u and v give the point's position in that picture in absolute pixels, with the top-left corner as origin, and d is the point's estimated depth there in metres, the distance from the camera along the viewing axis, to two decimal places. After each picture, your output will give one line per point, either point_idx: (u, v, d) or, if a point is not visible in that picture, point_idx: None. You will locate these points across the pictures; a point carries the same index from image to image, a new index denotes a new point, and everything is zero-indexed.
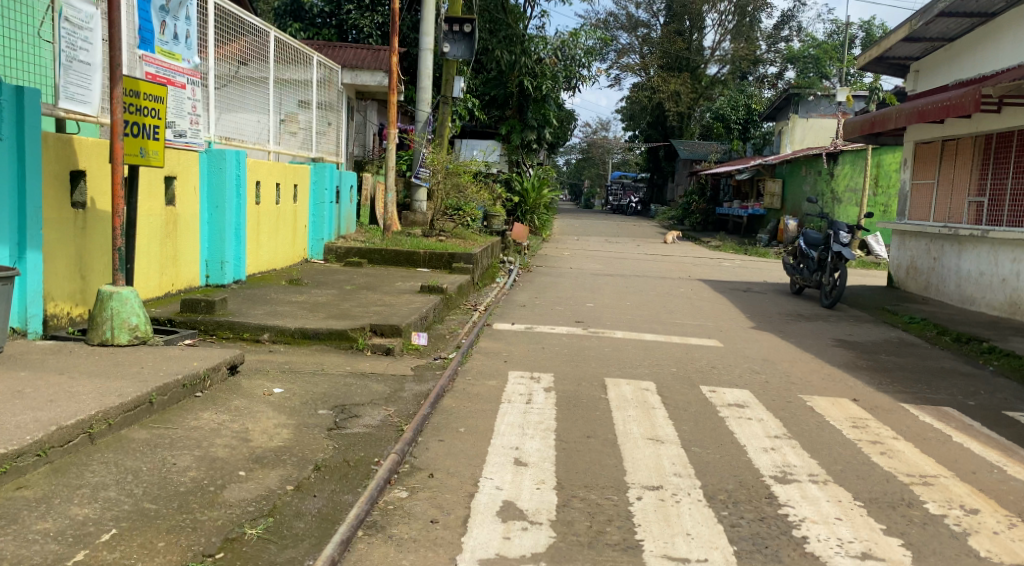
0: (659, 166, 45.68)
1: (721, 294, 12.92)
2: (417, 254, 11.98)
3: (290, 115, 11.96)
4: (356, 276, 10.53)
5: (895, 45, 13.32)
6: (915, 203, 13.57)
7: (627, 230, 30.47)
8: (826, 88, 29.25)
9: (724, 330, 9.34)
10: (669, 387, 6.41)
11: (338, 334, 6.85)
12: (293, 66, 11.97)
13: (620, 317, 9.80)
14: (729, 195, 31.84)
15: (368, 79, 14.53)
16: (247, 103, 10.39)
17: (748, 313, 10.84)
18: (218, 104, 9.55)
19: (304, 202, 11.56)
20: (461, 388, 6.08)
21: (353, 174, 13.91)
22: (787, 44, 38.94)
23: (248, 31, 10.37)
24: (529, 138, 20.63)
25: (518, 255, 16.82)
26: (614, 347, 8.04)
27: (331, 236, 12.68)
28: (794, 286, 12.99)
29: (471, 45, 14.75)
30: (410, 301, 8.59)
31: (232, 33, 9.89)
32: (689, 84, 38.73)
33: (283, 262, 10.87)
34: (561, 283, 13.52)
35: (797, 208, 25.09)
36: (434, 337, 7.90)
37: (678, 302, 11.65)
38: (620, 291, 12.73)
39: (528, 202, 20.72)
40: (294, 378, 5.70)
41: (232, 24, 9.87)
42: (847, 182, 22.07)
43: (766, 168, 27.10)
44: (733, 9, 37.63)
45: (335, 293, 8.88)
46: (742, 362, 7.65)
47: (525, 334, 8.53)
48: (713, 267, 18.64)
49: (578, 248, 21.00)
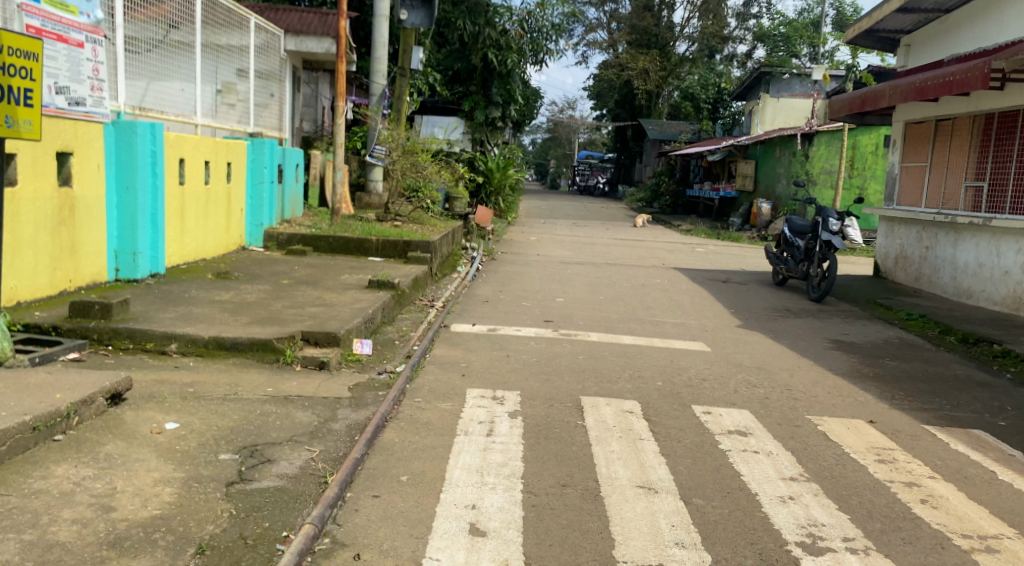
0: (627, 146, 44.77)
1: (699, 285, 12.02)
2: (369, 242, 10.83)
3: (227, 86, 10.76)
4: (297, 268, 9.35)
5: (887, 17, 12.40)
6: (904, 187, 12.69)
7: (595, 212, 29.55)
8: (799, 68, 28.65)
9: (708, 329, 8.37)
10: (658, 408, 5.37)
11: (260, 345, 5.75)
12: (230, 31, 10.76)
13: (593, 316, 8.82)
14: (699, 177, 31.09)
15: (314, 45, 13.23)
16: (177, 70, 9.24)
17: (733, 309, 9.86)
18: (139, 71, 8.38)
19: (240, 183, 10.37)
20: (408, 416, 4.99)
21: (299, 150, 12.65)
22: (756, 22, 38.05)
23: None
24: (493, 115, 19.38)
25: (482, 241, 15.76)
26: (589, 354, 6.98)
27: (274, 221, 11.50)
28: (777, 277, 12.07)
29: (430, 14, 13.50)
30: (356, 300, 7.47)
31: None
32: (657, 62, 37.75)
33: (215, 251, 9.70)
34: (528, 274, 12.47)
35: (770, 189, 24.25)
36: (381, 344, 6.79)
37: (655, 295, 10.64)
38: (590, 283, 11.69)
39: (492, 182, 19.50)
40: (197, 409, 4.58)
41: None
42: (822, 164, 21.25)
43: (737, 149, 26.25)
44: None
45: (269, 290, 7.71)
46: (737, 370, 6.64)
47: (488, 337, 7.44)
48: (686, 253, 17.72)
49: (545, 233, 19.97)
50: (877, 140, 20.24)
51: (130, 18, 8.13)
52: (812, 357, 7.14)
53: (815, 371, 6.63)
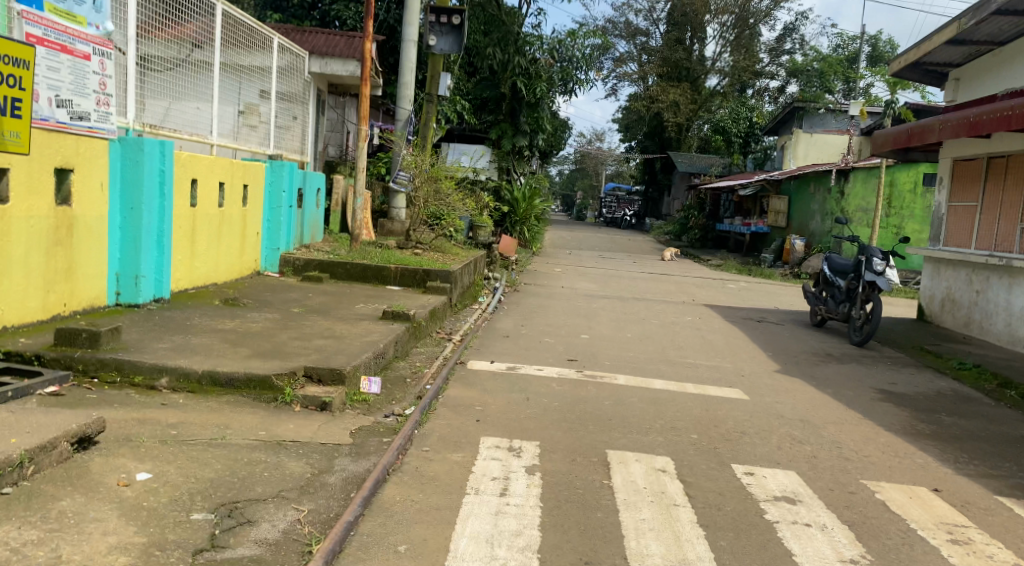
0: (656, 178, 44.31)
1: (732, 324, 11.42)
2: (388, 269, 10.37)
3: (249, 107, 10.40)
4: (310, 296, 8.88)
5: (936, 49, 11.81)
6: (952, 227, 12.04)
7: (622, 244, 29.00)
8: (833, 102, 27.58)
9: (745, 374, 7.77)
10: (693, 467, 4.80)
11: (259, 382, 5.24)
12: (252, 51, 10.35)
13: (620, 356, 8.24)
14: (730, 212, 30.46)
15: (339, 68, 12.86)
16: (201, 91, 8.93)
17: (770, 352, 9.27)
18: (160, 91, 8.08)
19: (257, 206, 9.93)
20: (413, 468, 4.46)
21: (321, 174, 12.24)
22: (790, 57, 37.54)
23: (204, 9, 8.88)
24: (520, 144, 18.98)
25: (505, 271, 15.35)
26: (616, 399, 6.43)
27: (291, 245, 11.04)
28: (816, 318, 11.43)
29: (461, 40, 13.14)
30: (366, 332, 6.96)
31: (182, 12, 8.40)
32: (688, 95, 37.27)
33: (227, 276, 9.25)
34: (553, 307, 11.93)
35: (804, 226, 23.56)
36: (391, 382, 6.26)
37: (686, 335, 10.07)
38: (617, 319, 11.15)
39: (518, 212, 19.10)
40: (177, 456, 4.07)
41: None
42: (858, 201, 20.61)
43: (770, 184, 25.66)
44: (734, 21, 36.29)
45: (277, 318, 7.24)
46: (779, 423, 6.07)
47: (507, 377, 6.90)
48: (717, 290, 17.10)
49: (571, 264, 19.42)
50: (915, 178, 19.45)
51: (151, 35, 7.81)
52: (861, 410, 6.52)
53: (865, 427, 6.01)
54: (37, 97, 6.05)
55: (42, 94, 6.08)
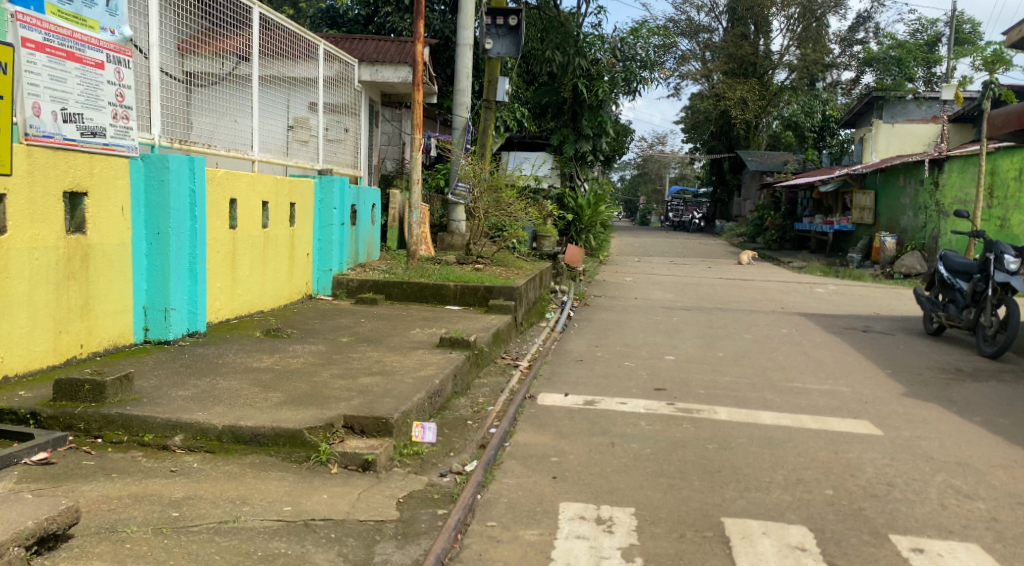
0: (724, 178, 42.65)
1: (834, 339, 10.16)
2: (446, 287, 9.41)
3: (299, 121, 9.54)
4: (363, 321, 8.00)
5: None
6: None
7: (693, 248, 27.60)
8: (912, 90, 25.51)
9: (868, 408, 6.62)
10: (841, 543, 3.78)
11: (287, 439, 4.26)
12: (299, 64, 9.43)
13: (715, 383, 7.12)
14: (808, 210, 28.87)
15: (390, 76, 11.86)
16: (247, 105, 8.07)
17: (887, 376, 8.03)
18: (201, 108, 7.27)
19: (305, 225, 9.04)
20: (476, 556, 3.49)
21: (375, 189, 11.38)
22: (864, 47, 35.76)
23: (244, 18, 8.01)
24: (584, 149, 18.09)
25: (573, 283, 14.22)
26: (721, 444, 5.34)
27: (345, 265, 10.08)
28: (934, 327, 10.69)
29: (516, 41, 12.13)
30: (423, 364, 6.02)
31: (216, 20, 7.50)
32: (757, 90, 35.63)
33: (276, 303, 8.33)
34: (629, 323, 10.86)
35: (893, 222, 21.94)
36: (450, 426, 5.26)
37: (786, 354, 8.86)
38: (703, 334, 9.98)
39: (582, 220, 17.84)
40: (174, 553, 3.18)
41: (212, 7, 7.41)
42: (955, 193, 19.00)
43: (853, 179, 24.07)
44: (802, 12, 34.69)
45: (322, 348, 6.35)
46: (928, 481, 4.93)
47: (586, 414, 5.85)
48: (804, 295, 15.72)
49: (642, 272, 18.28)
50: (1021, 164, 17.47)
51: (185, 48, 6.99)
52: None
53: None
54: (39, 111, 5.24)
55: (43, 107, 5.25)
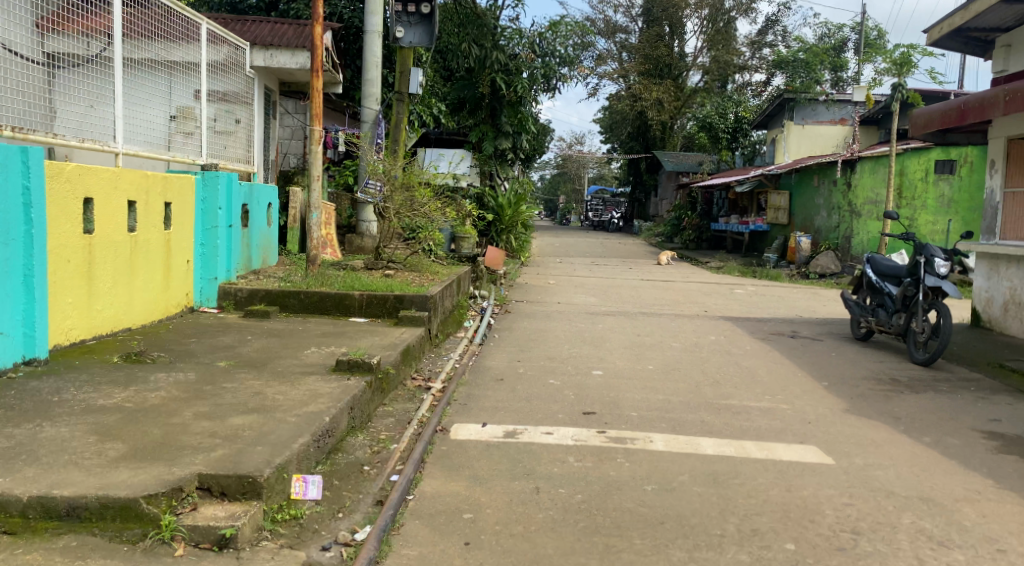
0: (641, 178, 42.55)
1: (764, 346, 9.63)
2: (350, 297, 8.47)
3: (183, 111, 8.43)
4: (250, 338, 7.01)
5: (986, 11, 10.22)
6: (1011, 219, 10.19)
7: (612, 249, 27.17)
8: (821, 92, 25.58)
9: (814, 431, 6.01)
10: None
11: (120, 510, 3.33)
12: (180, 47, 8.28)
13: (648, 403, 6.39)
14: (725, 209, 28.84)
15: (286, 61, 10.86)
16: (107, 90, 6.86)
17: (826, 388, 7.46)
18: (49, 93, 6.12)
19: (184, 228, 7.95)
20: None
21: (272, 186, 10.32)
22: (772, 50, 36.00)
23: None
24: (503, 146, 17.10)
25: (491, 287, 13.44)
26: (661, 485, 4.59)
27: (234, 272, 9.01)
28: (864, 331, 10.32)
29: (431, 30, 11.16)
30: (313, 394, 5.10)
31: None
32: (672, 91, 35.55)
33: (148, 320, 7.27)
34: (550, 332, 10.10)
35: (808, 222, 21.88)
36: (342, 472, 4.38)
37: (719, 366, 8.22)
38: (630, 344, 9.28)
39: (503, 220, 17.35)
40: None
41: None
42: (866, 194, 18.94)
43: (768, 179, 24.00)
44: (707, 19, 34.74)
45: (191, 377, 5.35)
46: (894, 526, 4.32)
47: (504, 450, 5.04)
48: (726, 297, 15.28)
49: (563, 274, 17.62)
50: (927, 166, 17.53)
51: (39, 27, 5.98)
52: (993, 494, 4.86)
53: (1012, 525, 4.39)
54: None
55: None
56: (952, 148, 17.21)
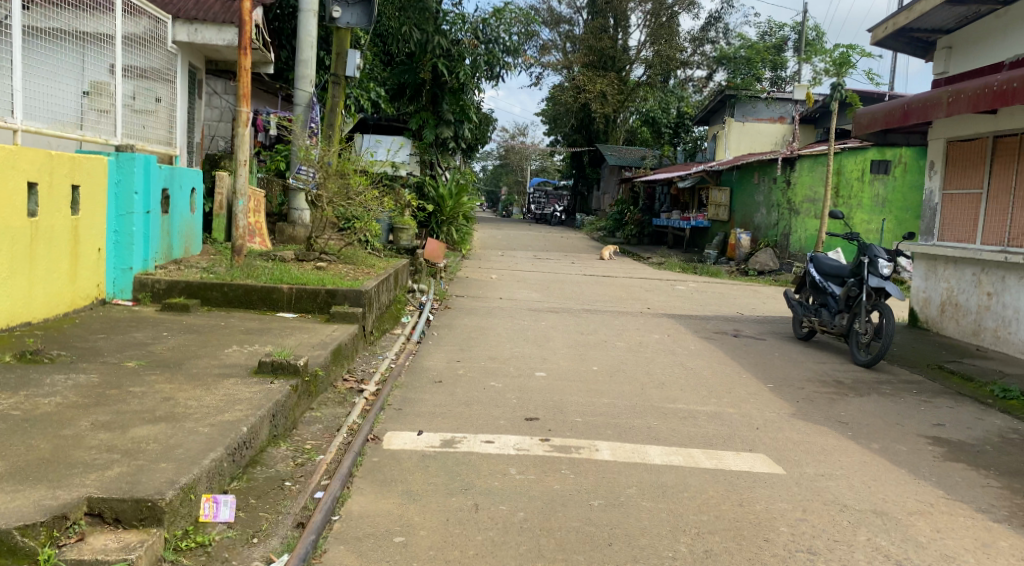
0: (584, 172, 42.44)
1: (707, 345, 9.45)
2: (279, 290, 8.00)
3: (97, 86, 7.85)
4: (167, 335, 6.51)
5: (930, 11, 10.16)
6: (949, 220, 10.18)
7: (555, 242, 26.97)
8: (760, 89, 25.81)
9: (762, 437, 5.79)
10: None
11: None
12: (91, 18, 7.70)
13: (591, 408, 6.10)
14: (667, 204, 28.87)
15: (212, 37, 10.24)
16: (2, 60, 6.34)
17: (771, 390, 7.26)
18: None
19: (95, 213, 7.40)
20: None
21: (197, 171, 9.74)
22: (713, 47, 36.09)
23: None
24: (444, 135, 16.69)
25: (431, 280, 13.04)
26: (608, 500, 4.29)
27: (153, 262, 8.45)
28: (806, 331, 10.22)
29: (368, 11, 10.67)
30: (230, 401, 4.66)
31: None
32: (615, 85, 35.45)
33: (52, 312, 6.74)
34: (490, 328, 9.75)
35: (748, 218, 21.97)
36: (259, 490, 3.98)
37: (663, 367, 7.98)
38: (573, 342, 8.99)
39: (444, 211, 16.93)
40: None
41: None
42: (805, 192, 19.03)
43: (709, 175, 24.04)
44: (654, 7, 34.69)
45: (94, 381, 4.89)
46: (849, 544, 4.09)
47: (440, 461, 4.68)
48: (668, 293, 15.15)
49: (505, 267, 17.29)
50: (863, 165, 17.62)
51: None
52: (948, 509, 4.68)
53: (970, 544, 4.20)
54: None
55: None
56: (887, 148, 17.32)
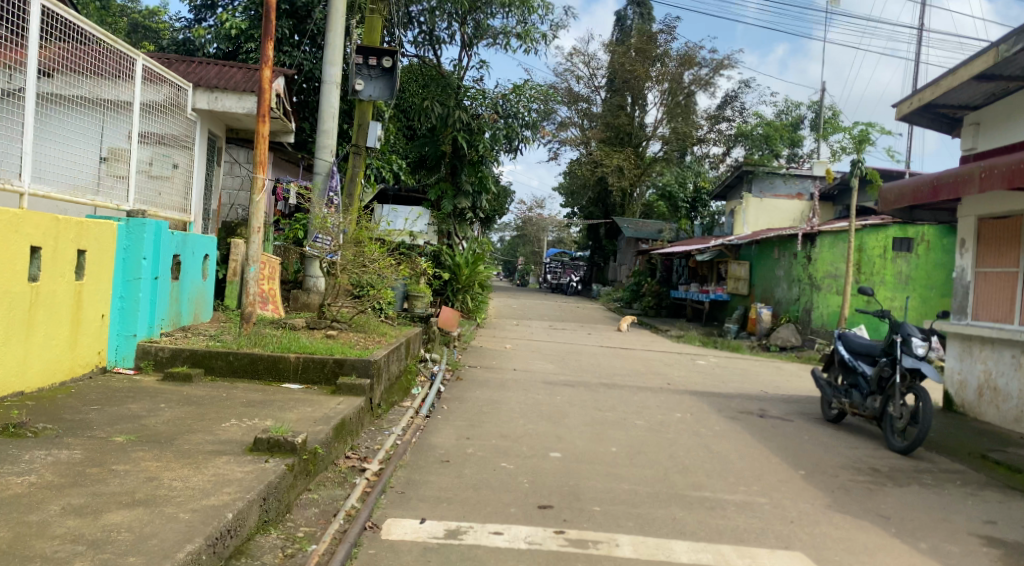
0: (601, 244, 42.24)
1: (731, 426, 8.97)
2: (285, 360, 7.66)
3: (115, 152, 7.68)
4: (162, 406, 6.16)
5: (958, 87, 9.92)
6: (985, 299, 9.75)
7: (572, 314, 26.57)
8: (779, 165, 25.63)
9: (796, 532, 5.31)
10: None
11: None
12: (113, 84, 7.57)
13: (609, 495, 5.65)
14: (685, 277, 28.51)
15: (231, 103, 10.14)
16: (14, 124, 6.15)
17: (803, 478, 6.78)
18: None
19: (101, 279, 7.15)
20: None
21: (209, 237, 9.52)
22: (730, 124, 36.18)
23: (25, 14, 6.16)
24: (463, 206, 16.51)
25: (444, 350, 12.66)
26: None
27: (158, 329, 8.16)
28: (836, 413, 9.71)
29: (392, 84, 10.49)
30: (219, 483, 4.28)
31: None
32: (632, 159, 35.49)
33: (48, 380, 6.43)
34: (502, 403, 9.32)
35: (768, 293, 21.53)
36: None
37: (686, 449, 7.51)
38: (590, 420, 8.53)
39: (460, 279, 16.51)
40: None
41: None
42: (827, 268, 18.63)
43: (729, 249, 23.71)
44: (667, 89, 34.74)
45: (76, 457, 4.54)
46: None
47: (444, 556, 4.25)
48: (687, 369, 14.66)
49: (519, 338, 16.89)
50: (886, 242, 17.25)
51: None
52: None
53: None
54: None
55: None
56: (910, 225, 16.83)
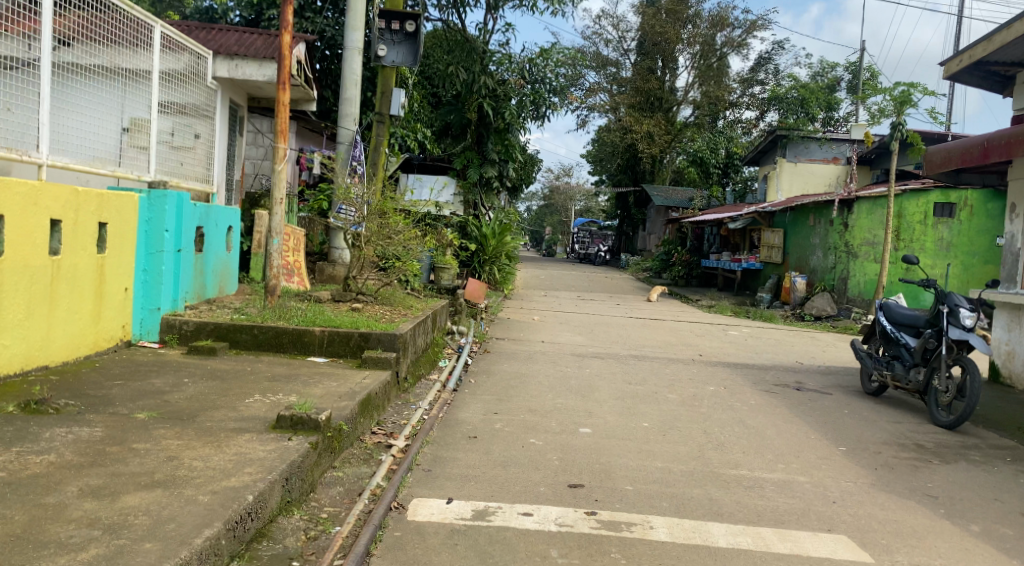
0: (629, 212, 41.81)
1: (766, 399, 8.73)
2: (310, 333, 7.53)
3: (136, 122, 7.55)
4: (185, 381, 6.06)
5: (1011, 43, 9.45)
6: None
7: (600, 283, 26.31)
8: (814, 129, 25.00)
9: (838, 512, 5.11)
10: None
11: None
12: (131, 52, 7.41)
13: (643, 473, 5.47)
14: (715, 245, 28.10)
15: (252, 72, 9.95)
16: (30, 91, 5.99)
17: (844, 454, 6.55)
18: None
19: (124, 251, 7.05)
20: None
21: (233, 208, 9.40)
22: (763, 88, 35.40)
23: None
24: (489, 174, 16.26)
25: (471, 321, 12.51)
26: None
27: (183, 302, 8.07)
28: (876, 386, 9.42)
29: (415, 49, 10.24)
30: (240, 463, 4.15)
31: None
32: (662, 125, 34.91)
33: (72, 354, 6.36)
34: (532, 376, 9.16)
35: (802, 261, 21.12)
36: None
37: (721, 424, 7.30)
38: (621, 394, 8.34)
39: (486, 250, 16.35)
40: None
41: None
42: (864, 236, 18.19)
43: (761, 216, 23.26)
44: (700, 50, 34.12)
45: (96, 435, 4.44)
46: None
47: (472, 539, 4.12)
48: (719, 339, 14.40)
49: (547, 308, 16.71)
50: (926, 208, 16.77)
51: None
52: None
53: None
54: None
55: None
56: (952, 191, 16.33)
